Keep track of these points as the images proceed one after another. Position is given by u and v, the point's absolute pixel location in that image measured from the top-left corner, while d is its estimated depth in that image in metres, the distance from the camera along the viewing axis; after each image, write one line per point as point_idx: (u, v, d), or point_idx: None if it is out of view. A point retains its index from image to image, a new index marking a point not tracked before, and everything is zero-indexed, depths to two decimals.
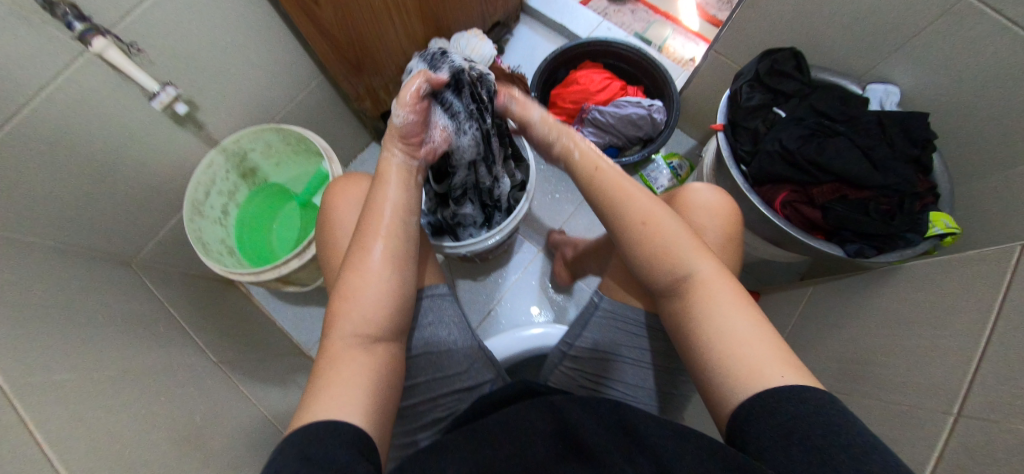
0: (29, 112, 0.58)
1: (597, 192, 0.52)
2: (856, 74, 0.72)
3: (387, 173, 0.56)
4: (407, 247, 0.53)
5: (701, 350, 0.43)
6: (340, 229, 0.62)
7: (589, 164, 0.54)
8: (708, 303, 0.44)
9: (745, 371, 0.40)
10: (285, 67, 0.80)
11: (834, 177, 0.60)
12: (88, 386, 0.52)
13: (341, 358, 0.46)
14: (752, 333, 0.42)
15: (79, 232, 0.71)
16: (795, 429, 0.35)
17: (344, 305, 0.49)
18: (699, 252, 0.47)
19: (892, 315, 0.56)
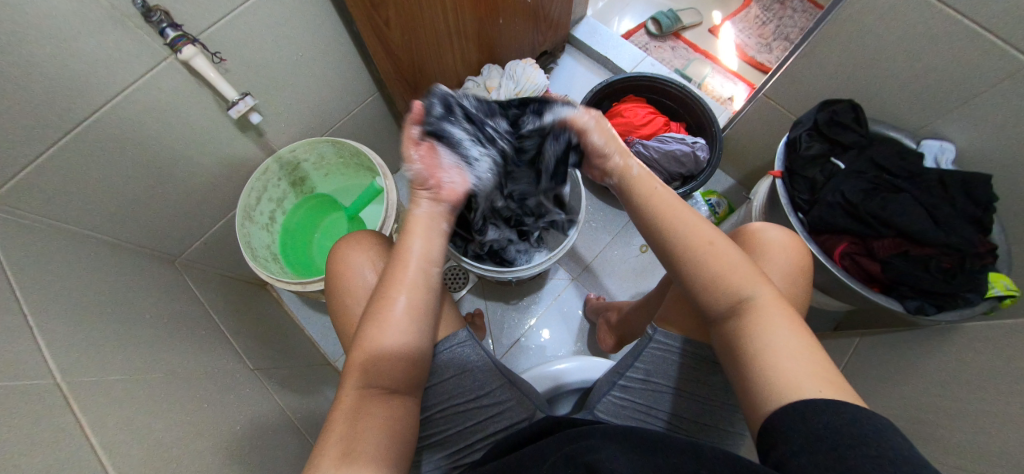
0: (108, 113, 0.59)
1: (656, 217, 0.53)
2: (912, 128, 0.73)
3: (416, 227, 0.54)
4: (425, 299, 0.52)
5: (743, 368, 0.44)
6: (353, 286, 0.58)
7: (645, 186, 0.56)
8: (755, 320, 0.45)
9: (781, 386, 0.41)
10: (345, 82, 0.82)
11: (896, 232, 0.60)
12: (137, 391, 0.52)
13: (359, 410, 0.46)
14: (794, 346, 0.43)
15: (134, 229, 0.72)
16: (828, 440, 0.35)
17: (362, 357, 0.48)
18: (754, 276, 0.48)
19: (955, 375, 0.55)
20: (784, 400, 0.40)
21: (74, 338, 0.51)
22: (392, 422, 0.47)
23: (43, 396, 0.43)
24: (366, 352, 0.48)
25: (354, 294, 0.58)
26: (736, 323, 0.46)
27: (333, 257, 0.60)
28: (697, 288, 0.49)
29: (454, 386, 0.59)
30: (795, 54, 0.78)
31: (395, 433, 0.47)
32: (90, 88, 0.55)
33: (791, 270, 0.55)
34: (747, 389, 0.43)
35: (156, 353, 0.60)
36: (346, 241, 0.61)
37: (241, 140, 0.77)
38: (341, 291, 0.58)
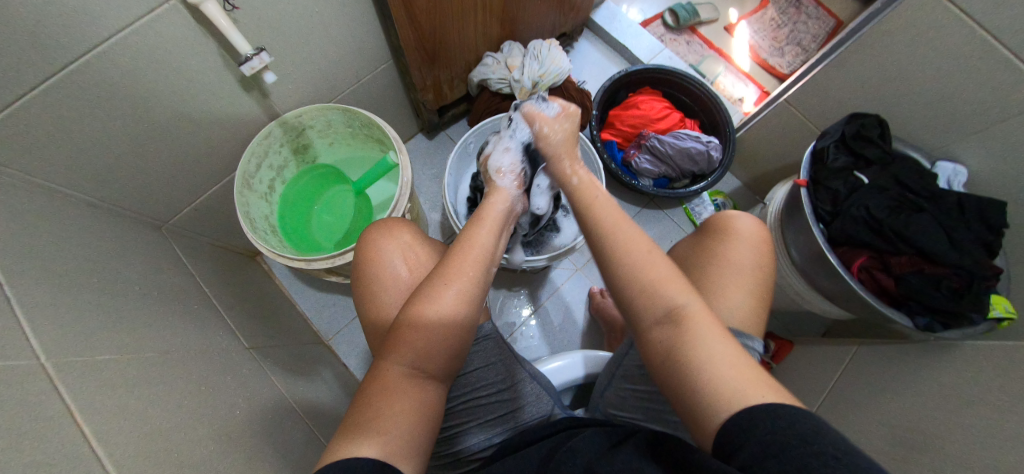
0: (96, 58, 0.51)
1: (590, 219, 0.50)
2: (928, 148, 0.75)
3: (488, 218, 0.56)
4: (481, 291, 0.51)
5: (675, 377, 0.41)
6: (391, 277, 0.59)
7: (587, 196, 0.52)
8: (689, 330, 0.41)
9: (720, 394, 0.37)
10: (361, 47, 0.75)
11: (914, 250, 0.62)
12: (131, 376, 0.47)
13: (396, 389, 0.44)
14: (727, 353, 0.40)
15: (118, 190, 0.65)
16: (771, 447, 0.32)
17: (407, 336, 0.47)
18: (681, 283, 0.44)
19: (949, 388, 0.57)
20: (728, 410, 0.37)
21: (59, 313, 0.46)
22: (429, 406, 0.46)
23: (29, 380, 0.38)
24: (414, 332, 0.47)
25: (389, 285, 0.59)
26: (667, 336, 0.42)
27: (365, 247, 0.61)
28: (624, 296, 0.46)
29: (478, 379, 0.59)
30: (824, 63, 0.79)
31: (431, 420, 0.46)
32: (80, 29, 0.48)
33: (757, 241, 0.57)
34: (684, 401, 0.40)
35: (149, 330, 0.55)
36: (381, 230, 0.62)
37: (244, 101, 0.70)
38: (375, 282, 0.59)
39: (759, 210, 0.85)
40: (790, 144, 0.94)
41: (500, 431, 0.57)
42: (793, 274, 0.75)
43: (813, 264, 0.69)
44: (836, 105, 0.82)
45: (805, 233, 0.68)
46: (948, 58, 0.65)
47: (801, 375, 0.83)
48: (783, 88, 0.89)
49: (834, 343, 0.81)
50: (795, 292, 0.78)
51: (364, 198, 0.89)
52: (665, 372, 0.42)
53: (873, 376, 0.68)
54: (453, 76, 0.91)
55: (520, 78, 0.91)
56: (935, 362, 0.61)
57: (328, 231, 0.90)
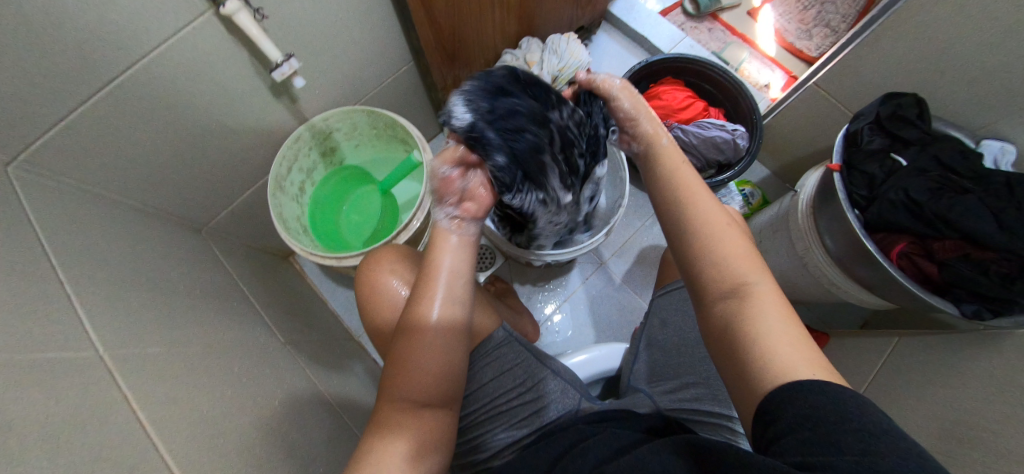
0: (138, 72, 0.55)
1: (666, 180, 0.46)
2: (971, 127, 0.71)
3: (443, 237, 0.50)
4: (460, 310, 0.49)
5: (731, 354, 0.38)
6: (390, 300, 0.63)
7: (663, 153, 0.48)
8: (751, 309, 0.38)
9: (772, 368, 0.35)
10: (383, 48, 0.77)
11: (959, 234, 0.59)
12: (176, 370, 0.49)
13: (390, 420, 0.46)
14: (788, 333, 0.37)
15: (161, 195, 0.69)
16: (816, 415, 0.31)
17: (396, 370, 0.48)
18: (751, 260, 0.41)
19: (1003, 379, 0.54)
20: (774, 383, 0.35)
21: (113, 309, 0.49)
22: (425, 431, 0.47)
23: (87, 370, 0.41)
24: (398, 365, 0.48)
25: (390, 311, 0.63)
26: (729, 313, 0.39)
27: (363, 279, 0.66)
28: (693, 264, 0.42)
29: (495, 387, 0.62)
30: (854, 42, 0.76)
31: (430, 443, 0.47)
32: (124, 43, 0.51)
33: None
34: (735, 371, 0.38)
35: (193, 325, 0.58)
36: (371, 262, 0.66)
37: (274, 106, 0.73)
38: (378, 311, 0.64)
39: (789, 199, 0.83)
40: (822, 129, 0.90)
41: (521, 430, 0.59)
42: (827, 263, 0.72)
43: (848, 252, 0.66)
44: (870, 85, 0.79)
45: (840, 220, 0.66)
46: (994, 30, 0.62)
47: (839, 368, 0.80)
48: (811, 72, 0.86)
49: (875, 335, 0.78)
50: (830, 281, 0.75)
51: (391, 197, 0.92)
52: (721, 341, 0.39)
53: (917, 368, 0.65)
54: (473, 74, 0.92)
55: (540, 73, 0.91)
56: (986, 353, 0.58)
57: (356, 230, 0.92)
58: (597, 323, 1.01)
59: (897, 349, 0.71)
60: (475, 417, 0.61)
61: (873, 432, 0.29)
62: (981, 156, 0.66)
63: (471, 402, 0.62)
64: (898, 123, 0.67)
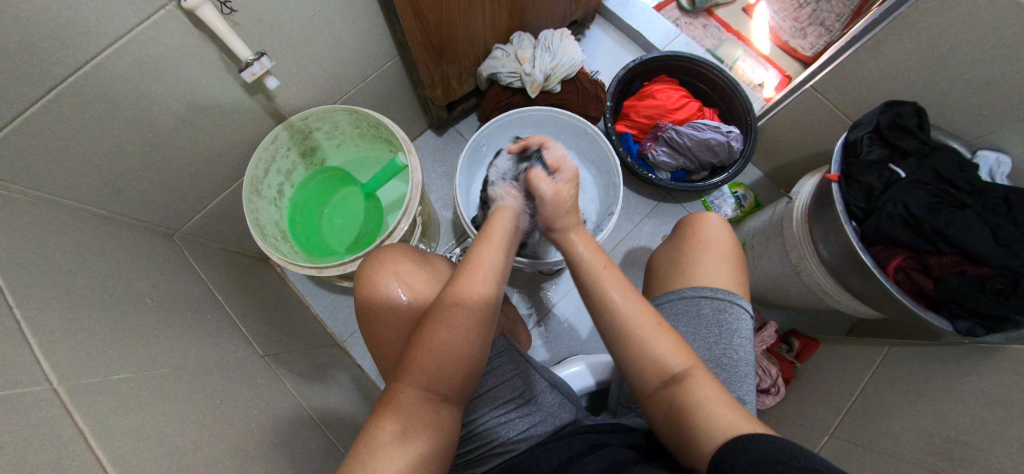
0: (92, 70, 0.50)
1: (596, 292, 0.52)
2: (967, 137, 0.70)
3: (494, 235, 0.55)
4: (492, 315, 0.51)
5: (680, 434, 0.45)
6: (392, 299, 0.59)
7: (590, 268, 0.54)
8: (692, 391, 0.45)
9: (716, 426, 0.42)
10: (365, 43, 0.72)
11: (957, 250, 0.58)
12: (142, 397, 0.46)
13: (408, 409, 0.45)
14: (722, 400, 0.44)
15: (126, 200, 0.65)
16: (767, 459, 0.35)
17: (423, 356, 0.48)
18: (682, 349, 0.48)
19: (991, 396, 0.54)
20: (719, 439, 0.41)
21: (72, 334, 0.45)
22: (440, 427, 0.46)
23: (41, 407, 0.37)
24: (425, 355, 0.48)
25: (390, 311, 0.59)
26: (671, 399, 0.46)
27: (363, 275, 0.62)
28: (631, 362, 0.49)
29: (492, 400, 0.58)
30: (852, 47, 0.75)
31: (443, 440, 0.46)
32: (74, 40, 0.46)
33: (723, 234, 0.65)
34: (688, 445, 0.44)
35: (164, 345, 0.54)
36: (375, 262, 0.62)
37: (248, 104, 0.68)
38: (377, 315, 0.60)
39: (783, 204, 0.81)
40: (816, 133, 0.89)
41: (516, 445, 0.55)
42: (821, 272, 0.71)
43: (843, 263, 0.65)
44: (869, 90, 0.77)
45: (836, 231, 0.64)
46: (998, 40, 0.60)
47: (828, 375, 0.80)
48: (811, 73, 0.84)
49: (864, 343, 0.78)
50: (822, 290, 0.74)
51: (375, 200, 0.88)
52: (669, 425, 0.46)
53: (906, 380, 0.65)
54: (461, 70, 0.87)
55: (531, 71, 0.88)
56: (975, 368, 0.57)
57: (339, 234, 0.89)
58: (588, 327, 0.99)
59: (886, 359, 0.71)
60: (469, 430, 0.57)
61: (821, 469, 0.33)
62: (976, 166, 0.65)
63: (467, 414, 0.58)
64: (898, 133, 0.66)
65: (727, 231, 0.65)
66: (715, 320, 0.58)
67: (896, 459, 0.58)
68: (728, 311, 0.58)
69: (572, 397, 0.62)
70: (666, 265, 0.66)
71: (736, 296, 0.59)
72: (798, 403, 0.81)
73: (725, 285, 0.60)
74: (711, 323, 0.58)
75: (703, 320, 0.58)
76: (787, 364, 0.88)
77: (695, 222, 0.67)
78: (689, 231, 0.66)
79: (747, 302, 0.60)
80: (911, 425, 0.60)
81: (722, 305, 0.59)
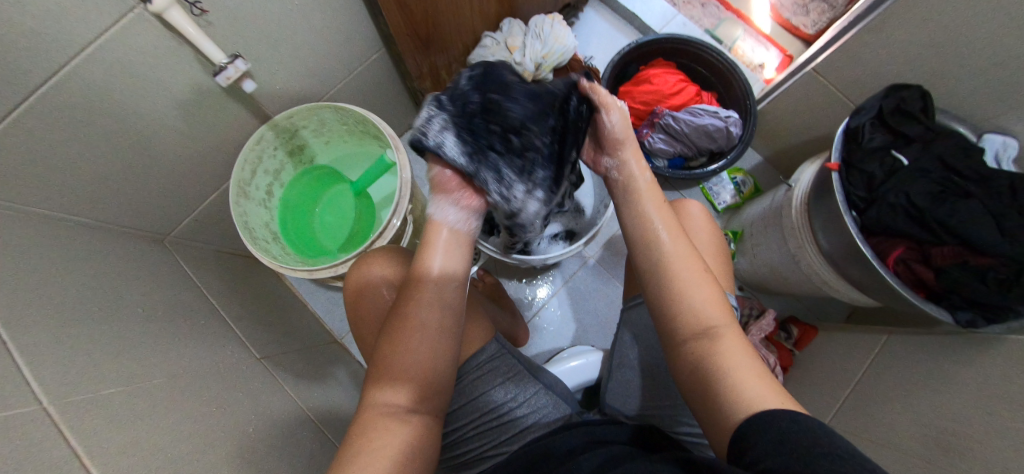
0: (64, 78, 0.48)
1: (646, 230, 0.50)
2: (972, 119, 0.68)
3: (436, 239, 0.52)
4: (447, 314, 0.49)
5: (705, 389, 0.42)
6: (374, 312, 0.60)
7: (643, 202, 0.52)
8: (720, 348, 0.43)
9: (744, 398, 0.39)
10: (348, 37, 0.70)
11: (959, 241, 0.56)
12: (137, 408, 0.46)
13: (371, 429, 0.44)
14: (751, 366, 0.42)
15: (112, 208, 0.64)
16: (788, 441, 0.33)
17: (386, 366, 0.47)
18: (721, 305, 0.46)
19: (979, 386, 0.54)
20: (747, 413, 0.38)
21: (62, 350, 0.44)
22: (409, 440, 0.44)
23: (33, 428, 0.36)
24: (384, 373, 0.46)
25: (373, 320, 0.59)
26: (701, 350, 0.43)
27: (350, 287, 0.62)
28: (665, 310, 0.47)
29: (481, 406, 0.58)
30: (857, 26, 0.72)
31: (416, 451, 0.44)
32: (42, 49, 0.45)
33: (704, 222, 0.64)
34: (713, 416, 0.41)
35: (156, 354, 0.54)
36: (357, 278, 0.61)
37: (229, 105, 0.66)
38: (365, 327, 0.60)
39: (782, 192, 0.80)
40: (817, 116, 0.86)
41: (508, 448, 0.56)
42: (820, 263, 0.70)
43: (842, 253, 0.64)
44: (872, 72, 0.74)
45: (836, 221, 0.63)
46: (1009, 19, 0.57)
47: (825, 364, 0.80)
48: (813, 53, 0.81)
49: (862, 331, 0.77)
50: (821, 280, 0.73)
51: (366, 198, 0.87)
52: (698, 378, 0.43)
53: (902, 369, 0.65)
54: (450, 60, 0.85)
55: (522, 60, 0.85)
56: (971, 358, 0.57)
57: (331, 232, 0.88)
58: (585, 319, 0.99)
59: (884, 348, 0.70)
60: (460, 434, 0.57)
61: (841, 455, 0.31)
62: (982, 151, 0.63)
63: (460, 418, 0.58)
64: (901, 118, 0.64)
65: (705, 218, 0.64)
66: None
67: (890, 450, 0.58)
68: None
69: (566, 397, 0.62)
70: None
71: None
72: (795, 392, 0.81)
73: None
74: None
75: None
76: (785, 352, 0.88)
77: (674, 212, 0.65)
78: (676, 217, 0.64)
79: (732, 295, 0.59)
80: (905, 416, 0.59)
81: None
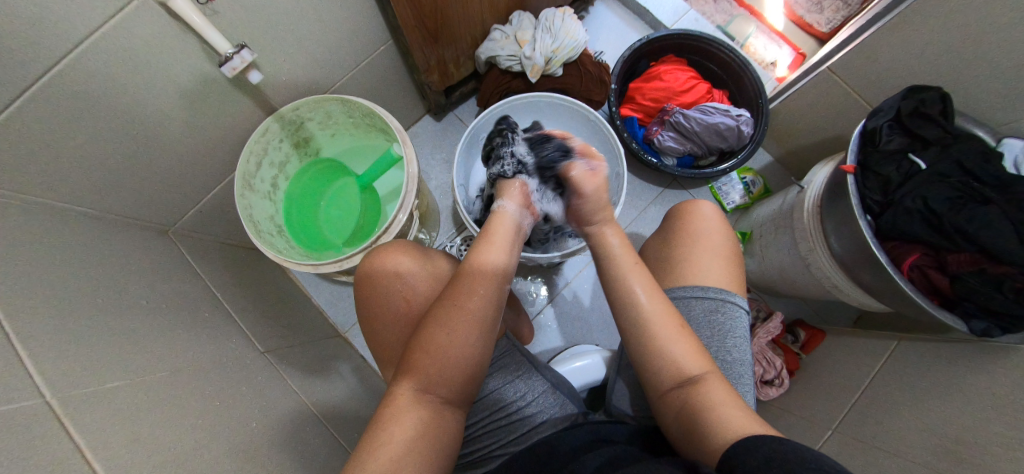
0: (68, 66, 0.47)
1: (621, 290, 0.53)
2: (992, 124, 0.67)
3: (496, 234, 0.56)
4: (492, 315, 0.50)
5: (691, 425, 0.43)
6: (392, 303, 0.59)
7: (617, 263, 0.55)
8: (704, 394, 0.44)
9: (727, 428, 0.40)
10: (356, 28, 0.69)
11: (977, 248, 0.55)
12: (140, 401, 0.46)
13: (406, 413, 0.43)
14: (735, 407, 0.43)
15: (116, 198, 0.63)
16: (774, 459, 0.33)
17: (423, 358, 0.46)
18: (700, 354, 0.48)
19: (989, 395, 0.53)
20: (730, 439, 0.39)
21: (64, 342, 0.44)
22: (441, 434, 0.44)
23: (36, 421, 0.36)
24: (427, 357, 0.46)
25: (389, 312, 0.59)
26: (686, 397, 0.45)
27: (363, 276, 0.60)
28: (644, 361, 0.49)
29: (492, 404, 0.58)
30: (875, 25, 0.70)
31: (444, 444, 0.44)
32: (46, 36, 0.44)
33: (718, 224, 0.63)
34: (698, 443, 0.42)
35: (160, 347, 0.54)
36: (373, 262, 0.60)
37: (235, 96, 0.66)
38: (377, 319, 0.59)
39: (793, 193, 0.78)
40: (830, 116, 0.85)
41: (516, 447, 0.55)
42: (831, 266, 0.69)
43: (854, 258, 0.63)
44: (889, 72, 0.73)
45: (850, 225, 0.62)
46: None
47: (832, 368, 0.80)
48: (827, 52, 0.80)
49: (871, 336, 0.77)
50: (831, 284, 0.72)
51: (372, 192, 0.86)
52: (684, 417, 0.44)
53: (911, 375, 0.64)
54: (459, 53, 0.83)
55: (531, 54, 0.83)
56: (982, 367, 0.56)
57: (336, 226, 0.87)
58: (589, 317, 0.99)
59: (893, 354, 0.70)
60: (473, 432, 0.57)
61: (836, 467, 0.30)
62: (1001, 157, 0.60)
63: (471, 417, 0.57)
64: (920, 120, 0.63)
65: (721, 220, 0.63)
66: (708, 321, 0.56)
67: (897, 457, 0.57)
68: (723, 311, 0.57)
69: (573, 397, 0.61)
70: (657, 260, 0.64)
71: (730, 294, 0.57)
72: (801, 396, 0.80)
73: (719, 283, 0.58)
74: (705, 326, 0.56)
75: (697, 322, 0.57)
76: (792, 356, 0.87)
77: (687, 213, 0.64)
78: (684, 218, 0.64)
79: (743, 299, 0.59)
80: (914, 423, 0.59)
81: (715, 305, 0.57)
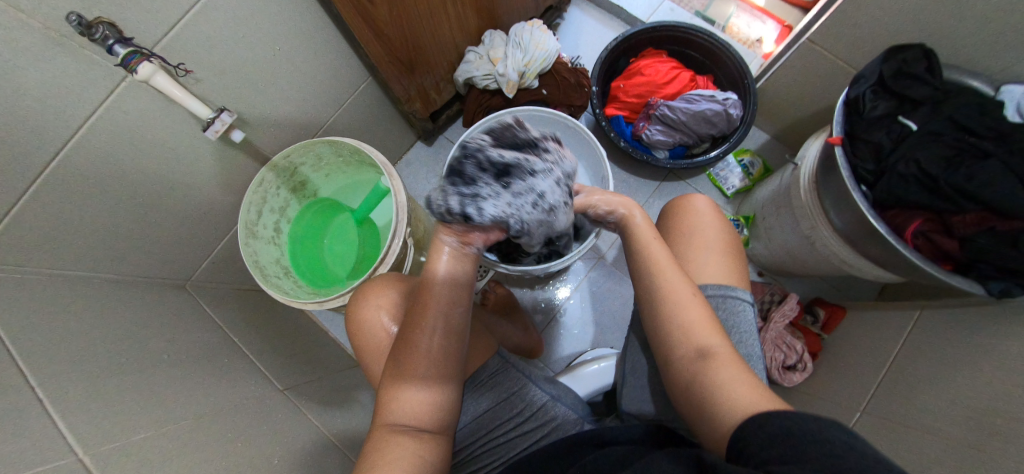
0: (71, 146, 0.52)
1: (642, 263, 0.51)
2: (988, 71, 0.64)
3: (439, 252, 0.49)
4: (452, 341, 0.48)
5: (698, 401, 0.42)
6: (381, 335, 0.61)
7: (642, 236, 0.53)
8: (717, 369, 0.42)
9: (734, 411, 0.38)
10: (333, 71, 0.72)
11: (982, 206, 0.52)
12: (168, 444, 0.49)
13: (385, 445, 0.45)
14: (744, 381, 0.41)
15: (133, 259, 0.68)
16: (783, 435, 0.32)
17: (398, 387, 0.47)
18: (717, 327, 0.46)
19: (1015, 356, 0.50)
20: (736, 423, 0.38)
21: (92, 398, 0.47)
22: (424, 458, 0.44)
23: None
24: (398, 390, 0.47)
25: (377, 344, 0.61)
26: (695, 370, 0.43)
27: (352, 311, 0.63)
28: (659, 328, 0.48)
29: (490, 421, 0.58)
30: None
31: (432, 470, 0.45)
32: (46, 123, 0.49)
33: (711, 216, 0.62)
34: (706, 426, 0.41)
35: (182, 394, 0.57)
36: (359, 299, 0.63)
37: (228, 151, 0.70)
38: (366, 350, 0.62)
39: (790, 171, 0.76)
40: (820, 86, 0.83)
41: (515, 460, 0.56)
42: (836, 242, 0.67)
43: (857, 231, 0.61)
44: (871, 35, 0.71)
45: (845, 197, 0.60)
46: None
47: (858, 344, 0.76)
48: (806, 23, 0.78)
49: (894, 308, 0.73)
50: (840, 259, 0.70)
51: (369, 224, 0.90)
52: (696, 397, 0.42)
53: (936, 345, 0.61)
54: (437, 79, 0.86)
55: (505, 71, 0.85)
56: (1005, 327, 0.53)
57: (341, 260, 0.91)
58: (602, 320, 0.98)
59: (918, 324, 0.66)
60: (467, 454, 0.57)
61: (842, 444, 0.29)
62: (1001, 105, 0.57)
63: (465, 438, 0.58)
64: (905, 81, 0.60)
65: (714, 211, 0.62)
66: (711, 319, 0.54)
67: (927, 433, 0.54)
68: (722, 306, 0.55)
69: (578, 406, 0.61)
70: None
71: (730, 289, 0.55)
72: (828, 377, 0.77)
73: (717, 279, 0.57)
74: None
75: None
76: (813, 337, 0.84)
77: (682, 209, 0.64)
78: (680, 216, 0.63)
79: (746, 292, 0.57)
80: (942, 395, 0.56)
81: (715, 301, 0.55)
